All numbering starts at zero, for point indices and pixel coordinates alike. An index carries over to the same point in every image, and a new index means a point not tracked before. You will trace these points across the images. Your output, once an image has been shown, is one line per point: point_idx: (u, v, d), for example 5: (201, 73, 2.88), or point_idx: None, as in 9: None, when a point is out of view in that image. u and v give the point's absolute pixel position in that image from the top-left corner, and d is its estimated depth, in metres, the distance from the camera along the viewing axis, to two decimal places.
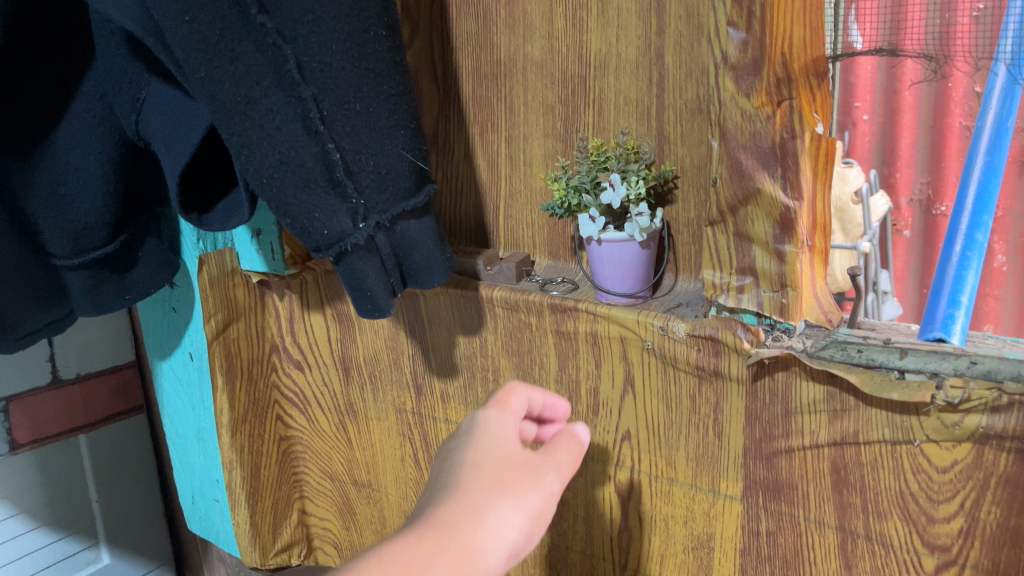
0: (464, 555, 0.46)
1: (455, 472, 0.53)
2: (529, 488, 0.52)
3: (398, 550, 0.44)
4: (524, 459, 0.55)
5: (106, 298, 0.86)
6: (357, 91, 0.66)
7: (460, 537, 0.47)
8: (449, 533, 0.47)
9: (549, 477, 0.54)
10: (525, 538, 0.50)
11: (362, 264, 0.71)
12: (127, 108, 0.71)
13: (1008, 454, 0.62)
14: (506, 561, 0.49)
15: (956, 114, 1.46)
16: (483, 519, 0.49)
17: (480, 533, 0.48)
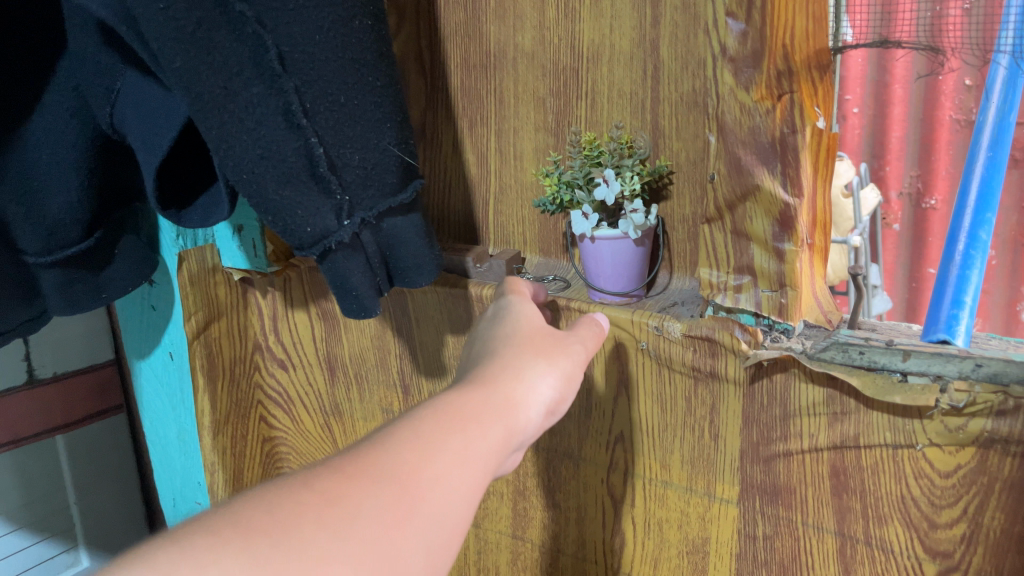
0: (509, 405, 0.51)
1: (493, 343, 0.58)
2: (560, 352, 0.57)
3: (452, 401, 0.49)
4: (549, 332, 0.60)
5: (80, 296, 0.83)
6: (341, 83, 0.64)
7: (504, 390, 0.51)
8: (494, 386, 0.51)
9: (579, 346, 0.59)
10: (560, 395, 0.55)
11: (347, 262, 0.68)
12: (101, 100, 0.67)
13: (1013, 459, 0.60)
14: (545, 413, 0.54)
15: (949, 106, 1.46)
16: (521, 375, 0.53)
17: (520, 387, 0.52)
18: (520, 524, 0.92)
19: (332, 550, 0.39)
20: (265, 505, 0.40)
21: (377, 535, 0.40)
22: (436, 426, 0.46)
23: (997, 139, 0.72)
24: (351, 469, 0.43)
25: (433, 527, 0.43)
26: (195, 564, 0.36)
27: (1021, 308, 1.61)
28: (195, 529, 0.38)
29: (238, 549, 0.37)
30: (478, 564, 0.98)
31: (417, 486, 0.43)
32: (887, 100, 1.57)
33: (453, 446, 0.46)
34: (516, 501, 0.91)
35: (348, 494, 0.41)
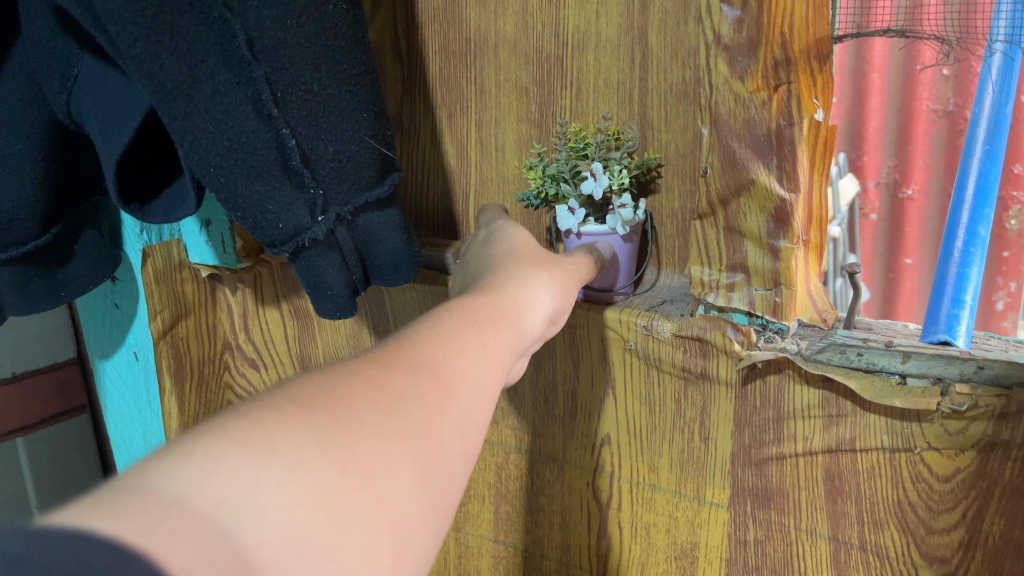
0: (517, 309, 0.49)
1: (488, 262, 0.56)
2: (559, 267, 0.56)
3: (466, 304, 0.46)
4: (538, 250, 0.58)
5: (38, 295, 0.79)
6: (315, 70, 0.60)
7: (510, 295, 0.50)
8: (501, 292, 0.49)
9: (579, 267, 0.59)
10: (561, 305, 0.54)
11: (321, 260, 0.64)
12: (57, 88, 0.63)
13: (1014, 463, 0.58)
14: (547, 322, 0.52)
15: (925, 96, 1.51)
16: (525, 282, 0.52)
17: (525, 293, 0.51)
18: (502, 528, 0.90)
19: (387, 430, 0.35)
20: (320, 384, 0.36)
21: (427, 417, 0.37)
22: (458, 323, 0.43)
23: (992, 133, 0.72)
24: (385, 358, 0.39)
25: (473, 417, 0.40)
26: (265, 439, 0.31)
27: (996, 300, 1.60)
28: (254, 407, 0.33)
29: (300, 425, 0.33)
30: (458, 569, 0.95)
31: (452, 375, 0.40)
32: (864, 90, 1.55)
33: (476, 340, 0.43)
34: (498, 504, 0.89)
35: (389, 379, 0.37)
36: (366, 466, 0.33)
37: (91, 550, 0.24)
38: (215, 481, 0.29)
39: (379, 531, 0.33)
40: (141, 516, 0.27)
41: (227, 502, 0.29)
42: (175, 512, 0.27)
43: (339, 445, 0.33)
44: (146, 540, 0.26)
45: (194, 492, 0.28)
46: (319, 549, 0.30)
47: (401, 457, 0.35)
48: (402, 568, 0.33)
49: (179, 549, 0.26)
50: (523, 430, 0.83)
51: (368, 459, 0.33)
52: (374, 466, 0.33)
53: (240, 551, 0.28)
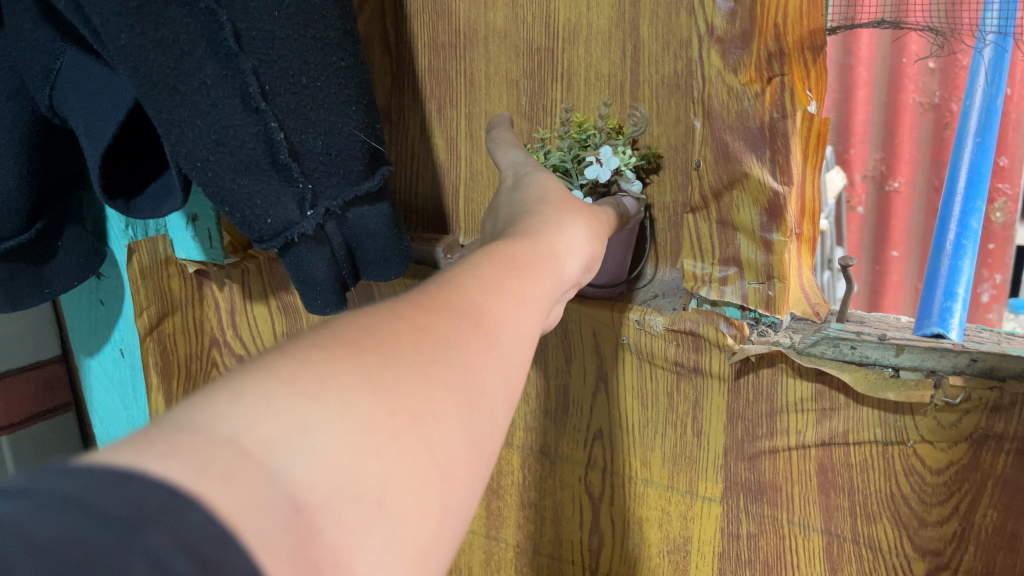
0: (553, 255, 0.46)
1: (517, 208, 0.53)
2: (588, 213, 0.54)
3: (502, 249, 0.43)
4: (570, 194, 0.55)
5: (22, 292, 0.78)
6: (303, 63, 0.59)
7: (545, 241, 0.47)
8: (534, 237, 0.46)
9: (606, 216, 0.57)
10: (595, 249, 0.52)
11: (310, 255, 0.64)
12: (38, 81, 0.61)
13: (1008, 455, 0.58)
14: (581, 270, 0.49)
15: (911, 89, 1.51)
16: (559, 229, 0.49)
17: (559, 240, 0.48)
18: (493, 523, 0.89)
19: (435, 372, 0.32)
20: (367, 322, 0.33)
21: (472, 362, 0.34)
22: (494, 269, 0.40)
23: (984, 125, 0.72)
24: (427, 300, 0.36)
25: (515, 364, 0.36)
26: (315, 379, 0.29)
27: (981, 292, 1.61)
28: (299, 346, 0.30)
29: (349, 363, 0.30)
30: (449, 565, 0.95)
31: (494, 321, 0.37)
32: (851, 83, 1.54)
33: (515, 284, 0.40)
34: (489, 500, 0.88)
35: (432, 322, 0.34)
36: (414, 409, 0.30)
37: (142, 485, 0.21)
38: (265, 421, 0.27)
39: (427, 475, 0.30)
40: (194, 455, 0.24)
41: (277, 442, 0.27)
42: (226, 453, 0.25)
43: (388, 386, 0.30)
44: (199, 482, 0.23)
45: (244, 431, 0.26)
46: (368, 491, 0.28)
47: (446, 401, 0.32)
48: (450, 516, 0.31)
49: (233, 490, 0.24)
50: (514, 425, 0.83)
51: (416, 402, 0.31)
52: (421, 411, 0.31)
53: (292, 494, 0.26)
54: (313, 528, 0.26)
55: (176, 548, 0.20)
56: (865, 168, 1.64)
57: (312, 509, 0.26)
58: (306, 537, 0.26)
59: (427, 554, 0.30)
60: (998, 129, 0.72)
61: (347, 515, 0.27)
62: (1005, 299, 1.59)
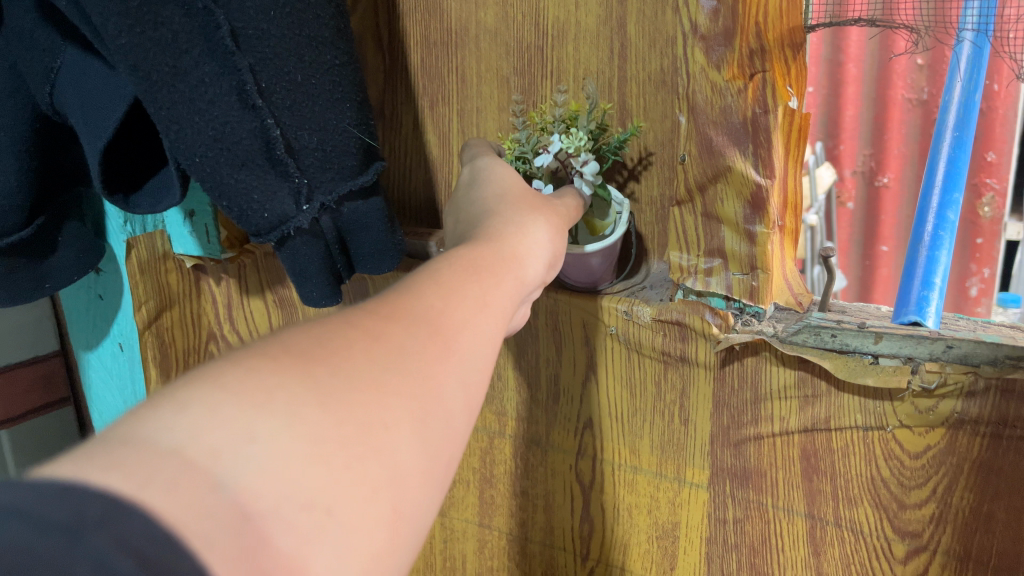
0: (515, 260, 0.48)
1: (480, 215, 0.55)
2: (549, 210, 0.57)
3: (465, 254, 0.46)
4: (534, 198, 0.58)
5: (22, 287, 0.79)
6: (298, 61, 0.61)
7: (508, 246, 0.49)
8: (497, 242, 0.49)
9: (567, 208, 0.60)
10: (557, 248, 0.54)
11: (307, 248, 0.65)
12: (39, 80, 0.63)
13: (983, 438, 0.60)
14: (543, 273, 0.52)
15: (900, 85, 1.53)
16: (522, 233, 0.51)
17: (522, 244, 0.50)
18: (486, 512, 0.91)
19: (388, 381, 0.34)
20: (317, 336, 0.34)
21: (427, 369, 0.36)
22: (456, 273, 0.43)
23: (963, 119, 0.74)
24: (385, 310, 0.37)
25: (473, 366, 0.39)
26: (260, 389, 0.30)
27: (970, 285, 1.63)
28: (251, 357, 0.32)
29: (296, 375, 0.31)
30: (444, 554, 0.97)
31: (451, 327, 0.39)
32: (840, 79, 1.58)
33: (474, 288, 0.42)
34: (483, 489, 0.90)
35: (386, 331, 0.36)
36: (364, 419, 0.32)
37: (84, 495, 0.22)
38: (212, 432, 0.28)
39: (379, 484, 0.31)
40: (138, 467, 0.26)
41: (225, 451, 0.28)
42: (173, 463, 0.26)
43: (338, 398, 0.32)
44: (141, 491, 0.25)
45: (190, 442, 0.28)
46: (318, 500, 0.29)
47: (399, 410, 0.33)
48: (403, 520, 0.32)
49: (178, 497, 0.25)
50: (506, 415, 0.85)
51: (365, 413, 0.32)
52: (371, 420, 0.32)
53: (240, 502, 0.27)
54: (261, 533, 0.27)
55: (122, 553, 0.21)
56: (854, 163, 1.66)
57: (261, 516, 0.27)
58: (255, 543, 0.27)
59: (379, 557, 0.31)
60: (976, 123, 0.74)
61: (298, 522, 0.28)
62: (993, 292, 1.61)
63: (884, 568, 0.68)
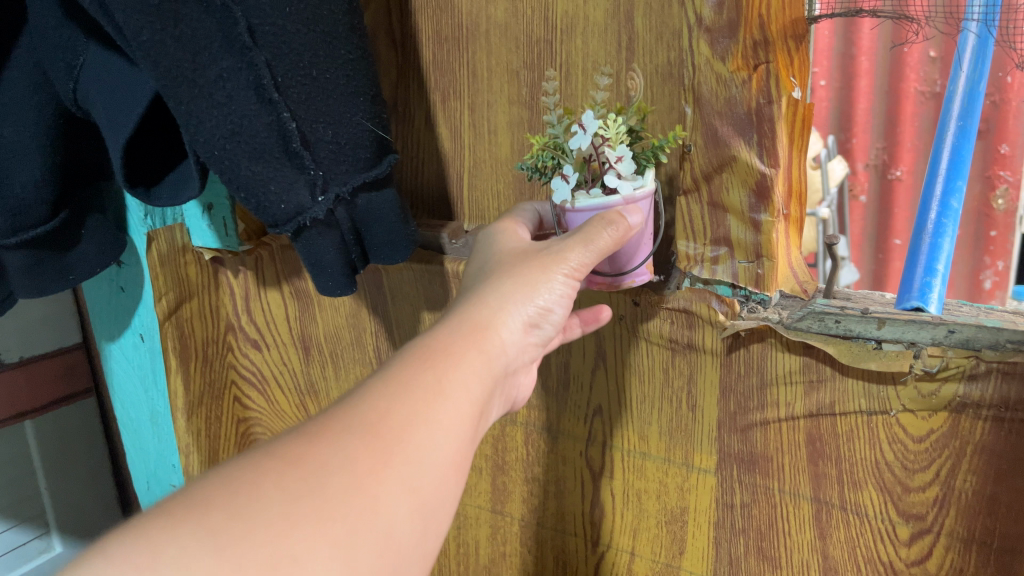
0: (475, 336, 0.52)
1: (470, 282, 0.60)
2: (531, 266, 0.57)
3: (423, 347, 0.50)
4: (524, 250, 0.60)
5: (47, 278, 0.82)
6: (313, 56, 0.63)
7: (470, 323, 0.53)
8: (456, 323, 0.53)
9: (576, 249, 0.56)
10: (543, 309, 0.56)
11: (322, 239, 0.67)
12: (64, 77, 0.65)
13: (985, 422, 0.61)
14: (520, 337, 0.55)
15: (913, 78, 1.53)
16: (483, 300, 0.55)
17: (485, 314, 0.54)
18: (499, 498, 0.93)
19: (298, 510, 0.39)
20: (232, 476, 0.40)
21: (356, 485, 0.41)
22: (407, 374, 0.47)
23: (967, 109, 0.74)
24: (312, 432, 0.43)
25: (410, 471, 0.43)
26: (154, 547, 0.36)
27: (984, 277, 1.64)
28: (157, 511, 0.38)
29: (197, 525, 0.37)
30: (458, 539, 0.99)
31: (385, 431, 0.44)
32: (852, 72, 1.59)
33: (429, 383, 0.47)
34: (495, 476, 0.92)
35: (310, 456, 0.41)
36: (267, 556, 0.37)
37: None
38: None
39: None
40: None
41: None
42: None
43: (230, 543, 0.36)
44: None
45: None
46: None
47: (313, 537, 0.38)
48: None
49: None
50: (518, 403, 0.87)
51: (270, 546, 0.37)
52: (279, 554, 0.37)
53: None
54: None
55: None
56: (867, 157, 1.66)
57: None
58: None
59: None
60: (981, 114, 0.74)
61: None
62: (1007, 285, 1.61)
63: (889, 551, 0.69)
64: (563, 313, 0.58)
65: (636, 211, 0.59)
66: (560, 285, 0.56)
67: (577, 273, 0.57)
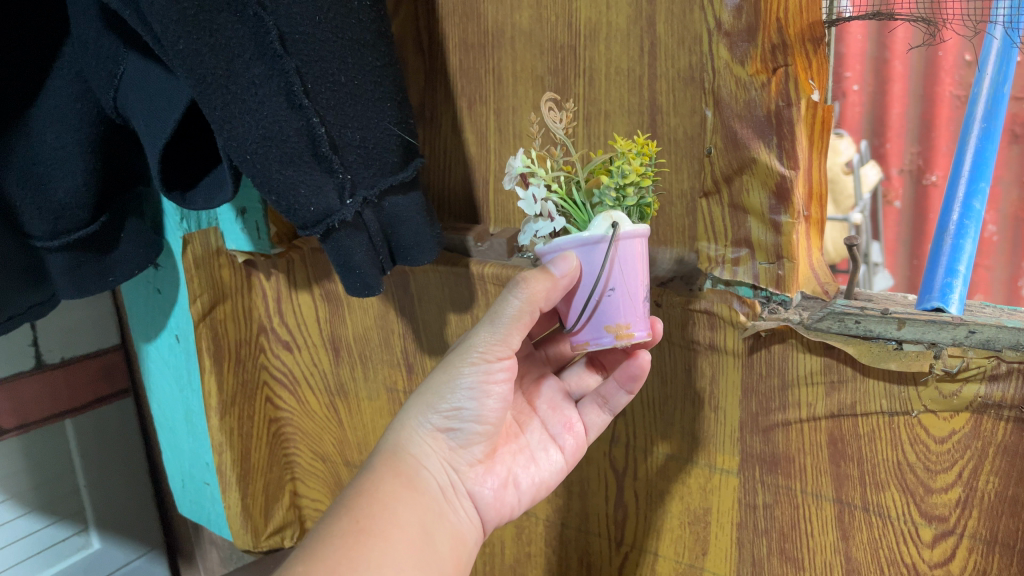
0: (394, 469, 0.64)
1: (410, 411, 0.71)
2: (438, 371, 0.66)
3: (347, 491, 0.62)
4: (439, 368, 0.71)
5: (88, 279, 0.85)
6: (341, 63, 0.65)
7: (388, 455, 0.65)
8: (376, 458, 0.65)
9: (480, 335, 0.63)
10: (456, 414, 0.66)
11: (350, 240, 0.69)
12: (105, 84, 0.68)
13: (1007, 423, 0.61)
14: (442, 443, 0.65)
15: (948, 82, 1.51)
16: (401, 426, 0.67)
17: (400, 439, 0.66)
18: None
19: None
20: None
21: None
22: (331, 519, 0.59)
23: (991, 111, 0.73)
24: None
25: None
26: None
27: (1022, 285, 1.61)
28: None
29: None
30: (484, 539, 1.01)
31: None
32: (886, 77, 1.56)
33: (347, 522, 0.58)
34: None
35: None
36: None
37: None
38: None
39: None
40: None
41: None
42: None
43: None
44: None
45: None
46: None
47: None
48: None
49: None
50: None
51: None
52: None
53: None
54: None
55: None
56: (901, 162, 1.65)
57: None
58: None
59: None
60: (1005, 115, 0.73)
61: None
62: None
63: (912, 553, 0.69)
64: (484, 400, 0.65)
65: (563, 261, 0.60)
66: (470, 376, 0.64)
67: (491, 353, 0.63)
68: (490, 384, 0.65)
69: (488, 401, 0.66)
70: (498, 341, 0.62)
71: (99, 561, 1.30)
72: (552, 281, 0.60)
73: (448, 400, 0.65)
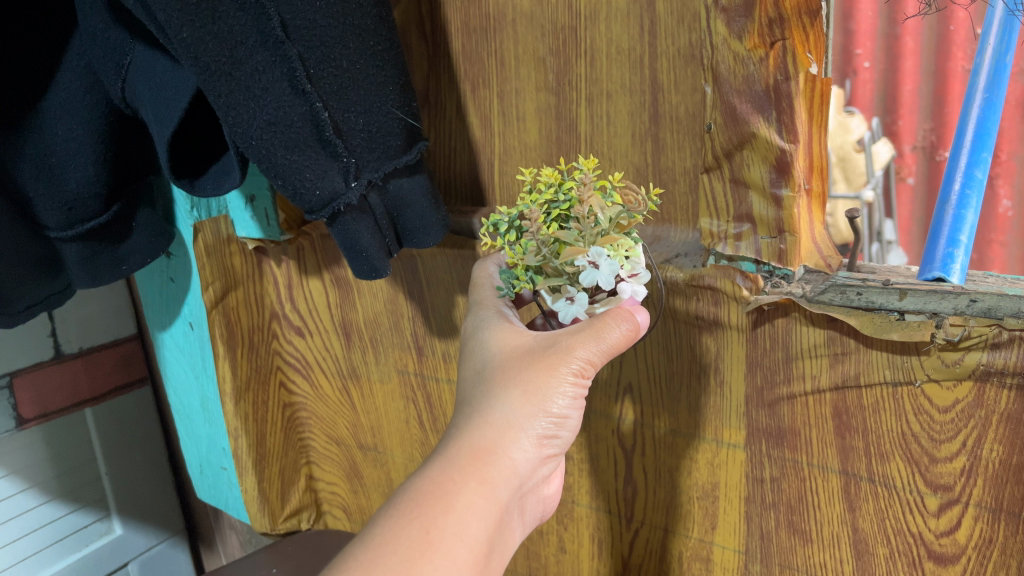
0: (478, 465, 0.55)
1: (470, 384, 0.62)
2: (532, 367, 0.59)
3: (422, 484, 0.52)
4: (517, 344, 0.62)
5: (102, 268, 0.87)
6: (343, 48, 0.65)
7: (474, 448, 0.56)
8: (461, 451, 0.55)
9: (585, 345, 0.58)
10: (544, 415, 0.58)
11: (357, 224, 0.70)
12: (112, 75, 0.69)
13: (1010, 391, 0.61)
14: (536, 451, 0.58)
15: (960, 57, 1.42)
16: (488, 422, 0.57)
17: (491, 437, 0.56)
18: None
19: None
20: None
21: None
22: (392, 521, 0.50)
23: (992, 82, 0.69)
24: None
25: None
26: None
27: None
28: None
29: None
30: None
31: None
32: (898, 54, 1.50)
33: (417, 529, 0.49)
34: None
35: None
36: None
37: None
38: None
39: None
40: None
41: None
42: None
43: None
44: None
45: None
46: None
47: None
48: None
49: None
50: None
51: None
52: None
53: None
54: None
55: None
56: (914, 139, 1.63)
57: None
58: None
59: None
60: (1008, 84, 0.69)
61: None
62: None
63: (919, 522, 0.69)
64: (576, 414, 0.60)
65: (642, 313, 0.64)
66: (564, 383, 0.58)
67: (586, 369, 0.59)
68: (579, 396, 0.59)
69: (576, 414, 0.60)
70: (595, 357, 0.58)
71: (123, 547, 1.33)
72: (637, 323, 0.60)
73: (545, 405, 0.58)
